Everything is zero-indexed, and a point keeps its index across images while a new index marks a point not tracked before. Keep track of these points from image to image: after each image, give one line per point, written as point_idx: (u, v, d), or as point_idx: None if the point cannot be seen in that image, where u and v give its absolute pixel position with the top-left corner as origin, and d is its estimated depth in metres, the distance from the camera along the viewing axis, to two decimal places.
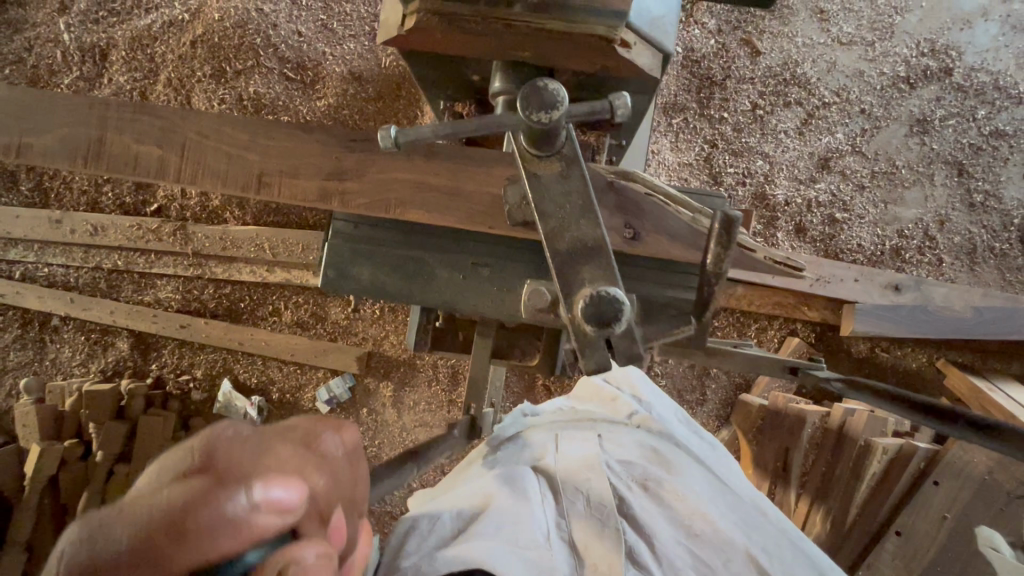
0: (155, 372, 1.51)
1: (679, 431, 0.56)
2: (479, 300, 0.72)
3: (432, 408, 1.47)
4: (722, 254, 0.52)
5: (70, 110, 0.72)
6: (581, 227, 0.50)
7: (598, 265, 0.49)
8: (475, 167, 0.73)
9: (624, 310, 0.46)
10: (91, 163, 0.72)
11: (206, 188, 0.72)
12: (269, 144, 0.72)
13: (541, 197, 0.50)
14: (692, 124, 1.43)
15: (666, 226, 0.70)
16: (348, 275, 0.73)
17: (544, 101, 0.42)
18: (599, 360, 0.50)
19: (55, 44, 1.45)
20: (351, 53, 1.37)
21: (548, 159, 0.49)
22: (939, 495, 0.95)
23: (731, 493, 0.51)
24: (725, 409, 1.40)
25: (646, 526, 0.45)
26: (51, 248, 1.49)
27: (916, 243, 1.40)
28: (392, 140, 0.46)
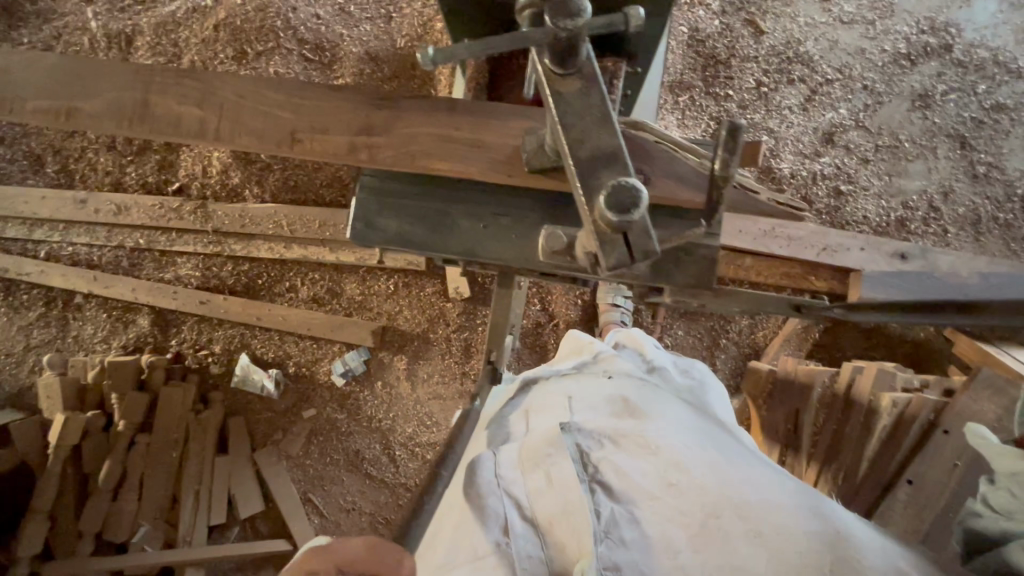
0: (174, 347, 1.54)
1: (646, 404, 0.64)
2: (499, 249, 0.74)
3: (445, 381, 1.50)
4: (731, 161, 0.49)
5: (112, 71, 0.75)
6: (600, 136, 0.48)
7: (618, 172, 0.47)
8: (493, 118, 0.73)
9: (642, 198, 0.44)
10: (135, 124, 0.75)
11: (241, 146, 0.75)
12: (299, 103, 0.75)
13: (562, 112, 0.48)
14: (698, 102, 1.47)
15: (675, 171, 0.68)
16: (375, 225, 0.77)
17: (569, 9, 0.44)
18: (620, 259, 0.47)
19: (83, 31, 1.51)
20: (367, 34, 1.42)
21: (570, 75, 0.48)
22: (949, 445, 0.98)
23: (699, 445, 0.57)
24: (736, 379, 1.43)
25: (613, 493, 0.53)
26: (76, 227, 1.54)
27: (921, 214, 1.42)
28: (429, 59, 0.45)
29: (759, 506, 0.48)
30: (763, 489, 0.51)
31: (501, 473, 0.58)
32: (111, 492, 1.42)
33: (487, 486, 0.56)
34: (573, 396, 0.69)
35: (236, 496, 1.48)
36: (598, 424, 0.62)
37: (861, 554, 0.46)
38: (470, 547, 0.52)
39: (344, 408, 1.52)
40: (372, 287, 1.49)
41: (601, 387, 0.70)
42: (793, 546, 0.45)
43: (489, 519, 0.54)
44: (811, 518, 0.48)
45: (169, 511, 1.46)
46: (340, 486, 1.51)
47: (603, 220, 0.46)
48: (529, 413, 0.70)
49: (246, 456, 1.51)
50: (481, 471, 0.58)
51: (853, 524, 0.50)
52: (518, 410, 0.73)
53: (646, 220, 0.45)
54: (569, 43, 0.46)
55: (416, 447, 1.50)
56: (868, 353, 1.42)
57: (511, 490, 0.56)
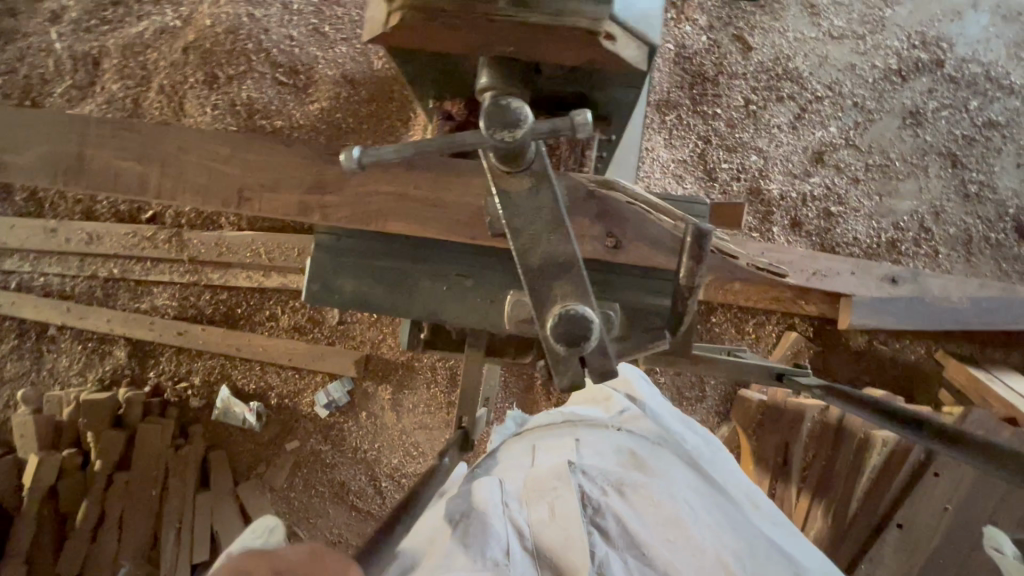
0: (153, 381, 1.51)
1: (652, 455, 0.61)
2: (463, 312, 0.70)
3: (430, 411, 1.46)
4: (695, 267, 0.47)
5: (49, 125, 0.71)
6: (552, 242, 0.46)
7: (569, 283, 0.45)
8: (455, 174, 0.70)
9: (593, 328, 0.43)
10: (76, 182, 0.70)
11: (186, 204, 0.71)
12: (256, 160, 0.70)
13: (511, 212, 0.46)
14: (686, 121, 1.43)
15: (649, 234, 0.66)
16: (331, 287, 0.72)
17: (506, 119, 0.41)
18: (573, 379, 0.45)
19: (47, 54, 1.45)
20: (343, 56, 1.37)
21: (517, 173, 0.45)
22: (939, 487, 0.94)
23: (705, 508, 0.53)
24: (726, 405, 1.40)
25: (611, 539, 0.49)
26: (47, 257, 1.49)
27: (912, 235, 1.40)
28: (356, 160, 0.45)
29: None
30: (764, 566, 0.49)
31: (502, 500, 0.54)
32: (89, 532, 1.39)
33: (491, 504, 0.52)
34: (581, 439, 0.65)
35: (218, 534, 1.43)
36: (605, 465, 0.58)
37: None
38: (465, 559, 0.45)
39: (328, 439, 1.49)
40: (355, 315, 1.46)
41: (608, 434, 0.65)
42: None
43: (488, 537, 0.48)
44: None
45: (151, 550, 1.42)
46: (326, 519, 1.49)
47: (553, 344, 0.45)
48: (533, 450, 0.66)
49: (229, 489, 1.48)
50: (483, 492, 0.54)
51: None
52: (520, 448, 0.68)
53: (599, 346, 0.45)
54: (510, 148, 0.43)
55: (403, 478, 1.48)
56: (858, 377, 1.40)
57: (510, 516, 0.51)
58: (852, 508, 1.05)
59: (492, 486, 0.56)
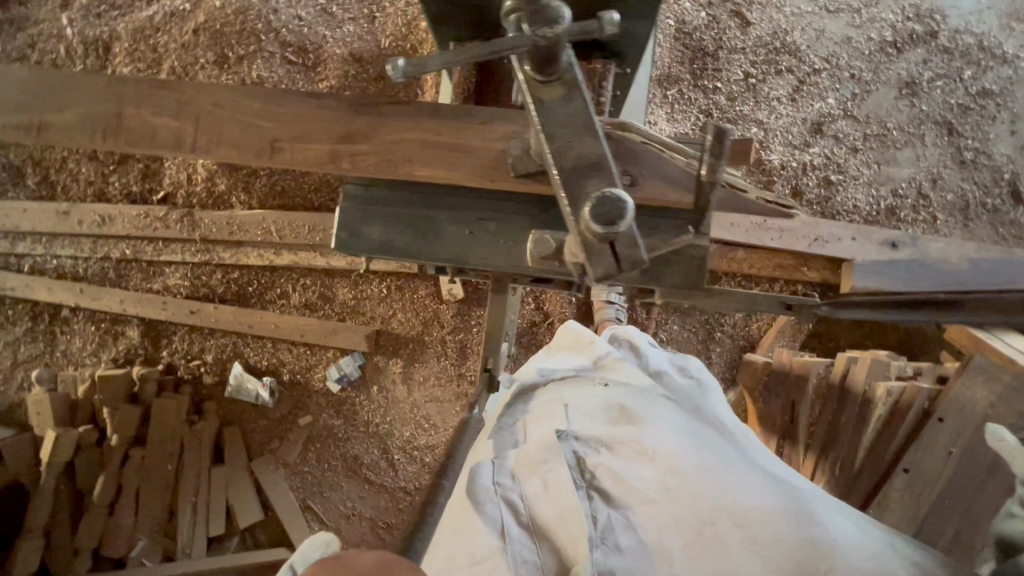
0: (166, 358, 1.52)
1: (644, 405, 0.61)
2: (489, 255, 0.74)
3: (441, 383, 1.49)
4: (717, 165, 0.48)
5: (83, 82, 0.72)
6: (585, 143, 0.48)
7: (602, 180, 0.48)
8: (474, 120, 0.72)
9: (629, 212, 0.44)
10: (110, 139, 0.72)
11: (222, 158, 0.72)
12: (277, 109, 0.72)
13: (545, 120, 0.49)
14: (687, 95, 1.46)
15: (662, 171, 0.67)
16: (360, 234, 0.76)
17: (548, 16, 0.43)
18: (606, 268, 0.47)
19: (58, 39, 1.48)
20: (350, 35, 1.40)
21: (551, 83, 0.48)
22: (944, 432, 0.96)
23: (701, 451, 0.54)
24: (732, 371, 1.43)
25: (610, 500, 0.52)
26: (60, 239, 1.51)
27: (910, 202, 1.43)
28: (400, 71, 0.44)
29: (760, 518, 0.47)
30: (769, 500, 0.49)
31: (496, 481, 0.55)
32: (106, 507, 1.41)
33: (482, 490, 0.54)
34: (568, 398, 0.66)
35: (235, 507, 1.47)
36: (594, 426, 0.59)
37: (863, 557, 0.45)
38: (467, 552, 0.49)
39: (340, 413, 1.51)
40: (365, 291, 1.48)
41: (597, 389, 0.66)
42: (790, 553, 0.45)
43: (486, 521, 0.51)
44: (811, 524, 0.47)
45: (167, 524, 1.45)
46: (339, 492, 1.51)
47: (590, 233, 0.46)
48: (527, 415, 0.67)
49: (244, 465, 1.50)
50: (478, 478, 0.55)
51: (849, 522, 0.49)
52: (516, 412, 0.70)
53: (633, 230, 0.46)
54: (548, 49, 0.45)
55: (415, 450, 1.50)
56: (861, 342, 1.42)
57: (506, 497, 0.53)
58: (859, 459, 1.07)
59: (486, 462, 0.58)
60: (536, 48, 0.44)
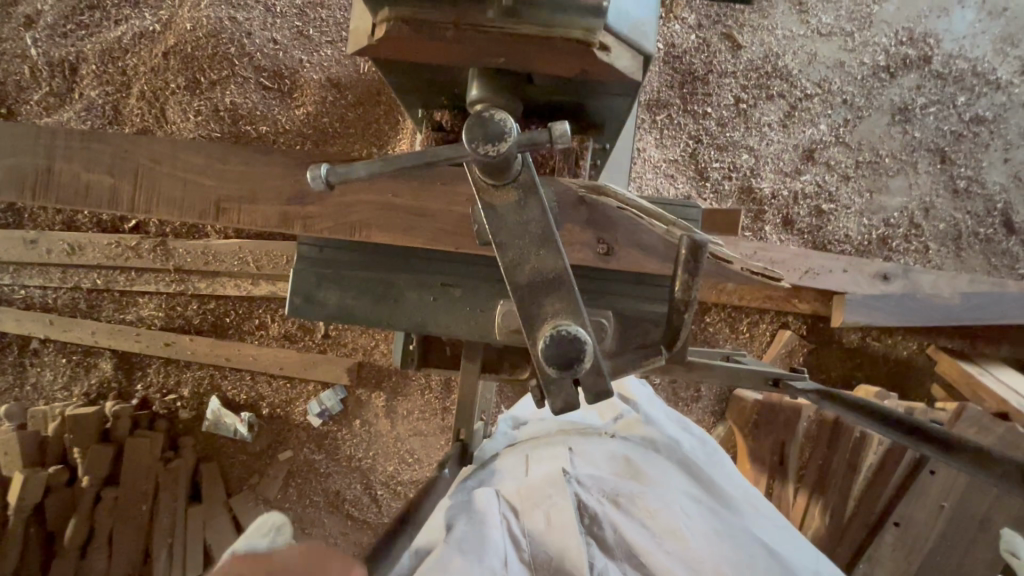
0: (140, 393, 1.49)
1: (647, 464, 0.60)
2: (451, 324, 0.70)
3: (425, 417, 1.45)
4: (692, 282, 0.47)
5: (13, 137, 0.65)
6: (541, 256, 0.44)
7: (561, 298, 0.44)
8: (446, 186, 0.67)
9: (586, 349, 0.42)
10: (38, 195, 0.66)
11: (161, 218, 0.67)
12: (224, 168, 0.67)
13: (497, 226, 0.45)
14: (676, 121, 1.42)
15: (639, 239, 0.64)
16: (315, 298, 0.71)
17: (490, 133, 0.40)
18: (566, 402, 0.44)
19: (23, 60, 1.41)
20: (328, 59, 1.35)
21: (503, 186, 0.44)
22: (935, 485, 0.96)
23: (705, 515, 0.53)
24: (721, 406, 1.40)
25: (609, 548, 0.49)
26: (27, 269, 1.46)
27: (902, 231, 1.40)
28: (323, 178, 0.43)
29: None
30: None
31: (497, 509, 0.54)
32: (78, 551, 1.36)
33: (484, 515, 0.52)
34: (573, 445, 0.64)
35: (212, 547, 1.40)
36: (599, 472, 0.58)
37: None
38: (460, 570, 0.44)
39: (322, 448, 1.47)
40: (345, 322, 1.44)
41: (604, 443, 0.65)
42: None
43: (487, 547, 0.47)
44: None
45: (142, 566, 1.40)
46: (320, 529, 1.47)
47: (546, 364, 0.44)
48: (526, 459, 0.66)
49: (221, 503, 1.45)
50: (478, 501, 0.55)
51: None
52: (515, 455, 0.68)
53: (593, 365, 0.44)
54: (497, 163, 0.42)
55: (399, 485, 1.46)
56: (852, 374, 1.40)
57: (506, 526, 0.51)
58: (849, 508, 1.05)
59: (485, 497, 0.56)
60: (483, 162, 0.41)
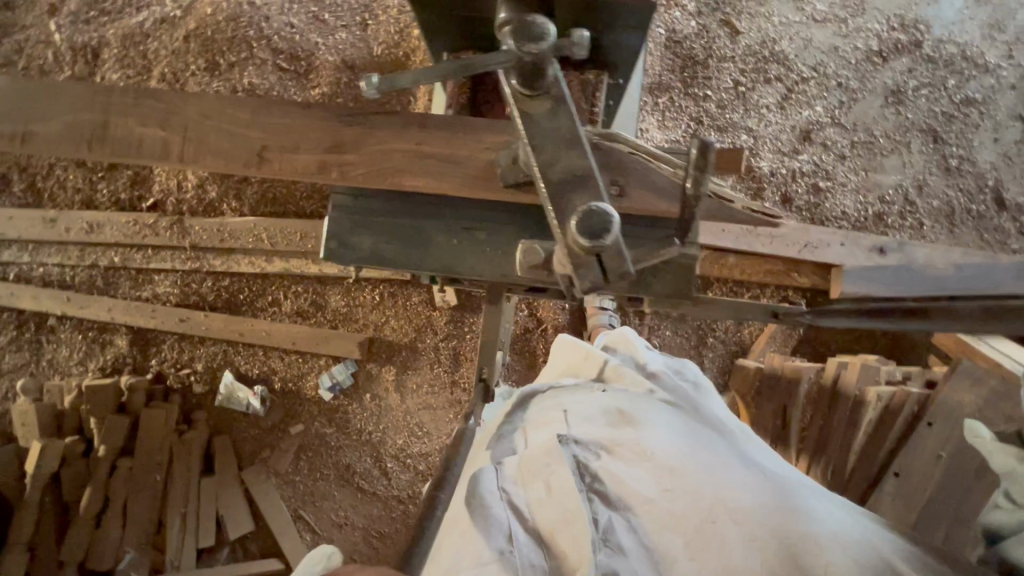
0: (155, 367, 1.51)
1: (638, 410, 0.62)
2: (475, 263, 0.75)
3: (435, 390, 1.48)
4: (702, 180, 0.52)
5: (75, 96, 0.70)
6: (571, 158, 0.51)
7: (588, 194, 0.50)
8: (468, 131, 0.71)
9: (613, 224, 0.46)
10: (95, 147, 0.70)
11: (207, 167, 0.71)
12: (268, 122, 0.71)
13: (532, 133, 0.51)
14: (677, 103, 1.48)
15: (650, 182, 0.68)
16: (349, 244, 0.76)
17: (534, 33, 0.46)
18: (593, 281, 0.50)
19: (47, 45, 1.46)
20: (343, 42, 1.40)
21: (538, 96, 0.50)
22: (932, 437, 0.99)
23: (695, 451, 0.55)
24: (724, 377, 1.43)
25: (609, 502, 0.51)
26: (47, 247, 1.49)
27: (897, 208, 1.45)
28: (374, 87, 0.47)
29: (759, 513, 0.47)
30: (760, 493, 0.50)
31: (500, 485, 0.54)
32: (93, 518, 1.39)
33: (489, 493, 0.53)
34: (566, 407, 0.66)
35: (225, 518, 1.45)
36: (595, 431, 0.59)
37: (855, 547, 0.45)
38: (472, 553, 0.48)
39: (333, 422, 1.50)
40: (357, 298, 1.48)
41: (593, 397, 0.67)
42: (786, 544, 0.45)
43: (491, 527, 0.50)
44: (805, 518, 0.47)
45: (155, 535, 1.43)
46: (331, 502, 1.49)
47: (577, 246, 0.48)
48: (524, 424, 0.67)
49: (234, 474, 1.48)
50: (482, 482, 0.54)
51: (839, 518, 0.49)
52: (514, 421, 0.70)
53: (620, 246, 0.48)
54: (534, 64, 0.48)
55: (408, 458, 1.49)
56: (852, 347, 1.44)
57: (510, 501, 0.53)
58: (850, 463, 1.09)
59: (488, 471, 0.56)
60: (522, 64, 0.47)
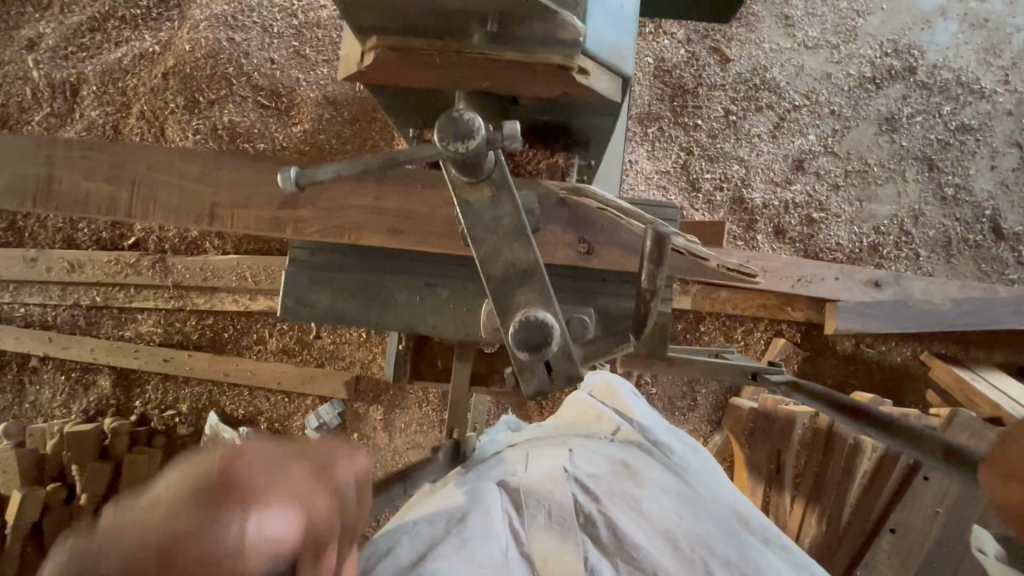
0: (139, 409, 1.49)
1: (645, 464, 0.60)
2: (439, 321, 0.72)
3: (423, 429, 1.45)
4: (655, 271, 0.51)
5: (13, 149, 0.66)
6: (514, 250, 0.47)
7: (532, 290, 0.47)
8: (438, 201, 0.68)
9: (554, 334, 0.45)
10: (37, 203, 0.67)
11: (158, 224, 0.68)
12: (219, 175, 0.68)
13: (471, 220, 0.47)
14: (667, 133, 1.45)
15: (620, 239, 0.65)
16: (306, 302, 0.72)
17: (460, 131, 0.42)
18: (539, 385, 0.48)
19: (25, 81, 1.44)
20: (325, 78, 1.37)
21: (476, 183, 0.47)
22: (929, 491, 0.95)
23: (696, 515, 0.54)
24: (717, 413, 1.41)
25: (603, 545, 0.50)
26: (27, 287, 1.47)
27: (892, 239, 1.42)
28: (293, 180, 0.45)
29: None
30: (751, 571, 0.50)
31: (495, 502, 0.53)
32: None
33: (485, 505, 0.52)
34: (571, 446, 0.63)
35: None
36: (600, 474, 0.57)
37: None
38: (466, 553, 0.45)
39: None
40: (344, 336, 1.45)
41: (600, 443, 0.64)
42: None
43: (485, 537, 0.47)
44: None
45: None
46: None
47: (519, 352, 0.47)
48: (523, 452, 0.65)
49: None
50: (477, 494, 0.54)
51: None
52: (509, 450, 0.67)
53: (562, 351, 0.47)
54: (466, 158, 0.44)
55: None
56: (847, 381, 1.42)
57: (507, 519, 0.51)
58: (846, 515, 1.05)
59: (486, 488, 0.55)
60: (451, 160, 0.44)
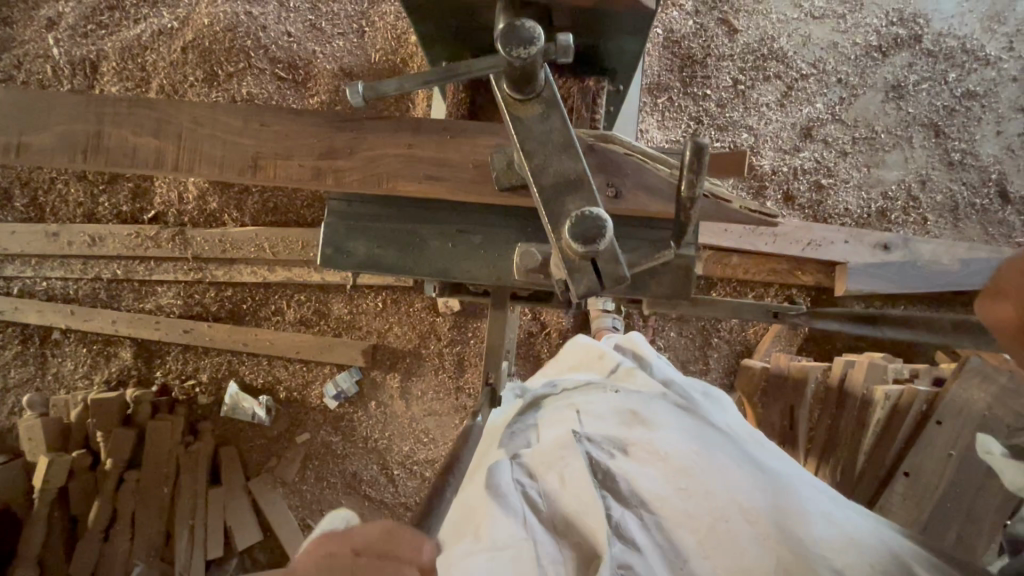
0: (159, 379, 1.51)
1: (652, 407, 0.60)
2: (473, 267, 0.75)
3: (439, 397, 1.48)
4: (695, 180, 0.51)
5: (67, 106, 0.69)
6: (562, 161, 0.52)
7: (582, 197, 0.51)
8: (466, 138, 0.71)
9: (607, 228, 0.46)
10: (90, 158, 0.69)
11: (202, 177, 0.70)
12: (260, 128, 0.71)
13: (524, 137, 0.52)
14: (676, 103, 1.47)
15: (646, 183, 0.67)
16: (343, 249, 0.75)
17: (521, 38, 0.45)
18: (589, 286, 0.50)
19: (45, 59, 1.47)
20: (340, 50, 1.40)
21: (528, 100, 0.51)
22: (942, 435, 1.00)
23: (709, 450, 0.54)
24: (729, 377, 1.43)
25: (623, 498, 0.50)
26: (49, 261, 1.49)
27: (900, 204, 1.44)
28: (359, 96, 0.49)
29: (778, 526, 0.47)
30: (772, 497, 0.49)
31: (511, 474, 0.53)
32: (102, 532, 1.40)
33: (501, 484, 0.51)
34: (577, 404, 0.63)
35: (233, 527, 1.46)
36: (606, 424, 0.58)
37: (857, 561, 0.45)
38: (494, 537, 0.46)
39: (338, 430, 1.50)
40: (360, 305, 1.47)
41: (607, 395, 0.64)
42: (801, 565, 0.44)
43: (506, 511, 0.49)
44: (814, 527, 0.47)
45: (165, 548, 1.43)
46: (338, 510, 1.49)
47: (572, 252, 0.48)
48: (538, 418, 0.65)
49: (240, 486, 1.48)
50: (493, 471, 0.53)
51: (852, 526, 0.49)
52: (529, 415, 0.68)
53: (613, 249, 0.48)
54: (522, 68, 0.48)
55: (415, 465, 1.49)
56: (858, 344, 1.43)
57: (522, 492, 0.51)
58: (859, 463, 1.09)
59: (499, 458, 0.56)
60: (511, 67, 0.47)
